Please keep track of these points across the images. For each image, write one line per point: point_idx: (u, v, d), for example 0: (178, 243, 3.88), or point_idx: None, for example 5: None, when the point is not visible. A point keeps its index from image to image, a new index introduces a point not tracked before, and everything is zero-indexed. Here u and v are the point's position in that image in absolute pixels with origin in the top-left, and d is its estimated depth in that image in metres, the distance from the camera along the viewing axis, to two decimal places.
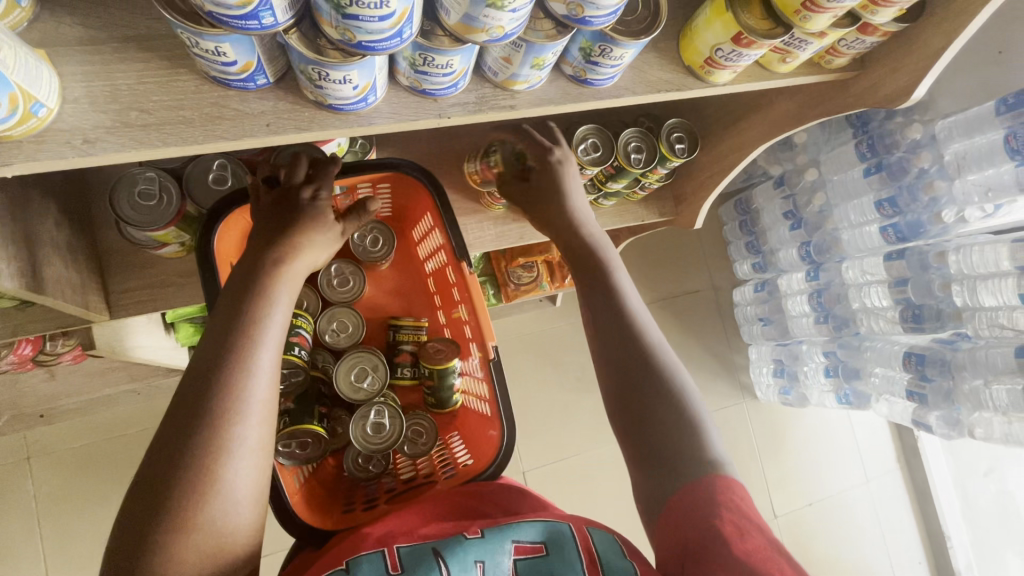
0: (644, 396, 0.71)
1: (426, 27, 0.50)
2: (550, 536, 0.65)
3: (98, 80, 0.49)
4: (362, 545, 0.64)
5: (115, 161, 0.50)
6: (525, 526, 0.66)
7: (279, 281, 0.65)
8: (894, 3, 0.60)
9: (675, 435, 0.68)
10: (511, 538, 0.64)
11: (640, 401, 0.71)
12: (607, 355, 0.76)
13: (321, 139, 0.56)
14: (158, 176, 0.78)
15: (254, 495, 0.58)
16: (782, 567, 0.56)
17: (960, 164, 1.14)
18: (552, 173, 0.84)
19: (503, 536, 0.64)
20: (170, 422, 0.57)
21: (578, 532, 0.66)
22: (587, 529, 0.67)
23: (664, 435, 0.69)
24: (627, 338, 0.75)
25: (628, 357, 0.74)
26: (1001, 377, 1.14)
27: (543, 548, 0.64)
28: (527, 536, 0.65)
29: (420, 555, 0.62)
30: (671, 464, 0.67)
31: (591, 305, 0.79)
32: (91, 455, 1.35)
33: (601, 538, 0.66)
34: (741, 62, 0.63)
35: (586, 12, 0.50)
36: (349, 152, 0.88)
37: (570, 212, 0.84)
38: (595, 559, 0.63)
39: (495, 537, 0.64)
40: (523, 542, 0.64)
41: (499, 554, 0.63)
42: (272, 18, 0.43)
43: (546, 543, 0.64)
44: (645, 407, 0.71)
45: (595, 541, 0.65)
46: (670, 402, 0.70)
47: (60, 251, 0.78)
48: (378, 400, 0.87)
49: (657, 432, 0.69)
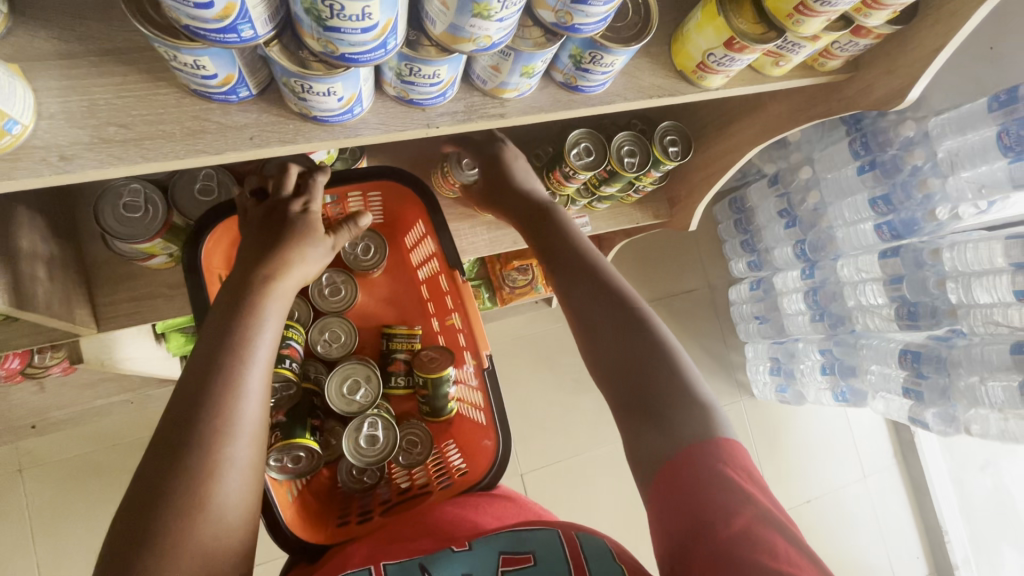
0: (621, 348, 0.72)
1: (412, 37, 0.48)
2: (538, 544, 0.64)
3: (74, 94, 0.47)
4: (348, 563, 0.65)
5: (94, 178, 0.49)
6: (512, 540, 0.65)
7: (269, 298, 0.64)
8: (887, 6, 0.60)
9: (658, 380, 0.69)
10: (498, 549, 0.64)
11: (619, 352, 0.72)
12: (580, 315, 0.77)
13: (307, 151, 0.55)
14: (142, 188, 0.76)
15: (245, 516, 0.57)
16: (773, 539, 0.55)
17: (953, 161, 1.13)
18: (498, 163, 0.90)
19: (490, 549, 0.64)
20: (156, 447, 0.56)
21: (565, 537, 0.65)
22: (576, 534, 0.66)
23: (646, 384, 0.69)
24: (597, 293, 0.77)
25: (598, 314, 0.76)
26: (996, 374, 1.14)
27: (531, 558, 0.62)
28: (515, 546, 0.64)
29: (406, 570, 0.62)
30: (656, 411, 0.67)
31: (560, 271, 0.82)
32: (84, 465, 1.33)
33: (591, 543, 0.64)
34: (734, 67, 0.62)
35: (575, 19, 0.49)
36: (339, 160, 0.86)
37: (524, 191, 0.90)
38: (584, 563, 0.61)
39: (483, 550, 0.64)
40: (509, 553, 0.63)
41: (486, 566, 0.62)
42: (251, 30, 0.41)
43: (534, 552, 0.63)
44: (625, 358, 0.72)
45: (584, 545, 0.64)
46: (649, 348, 0.72)
47: (44, 265, 0.77)
48: (371, 412, 0.86)
49: (641, 382, 0.70)
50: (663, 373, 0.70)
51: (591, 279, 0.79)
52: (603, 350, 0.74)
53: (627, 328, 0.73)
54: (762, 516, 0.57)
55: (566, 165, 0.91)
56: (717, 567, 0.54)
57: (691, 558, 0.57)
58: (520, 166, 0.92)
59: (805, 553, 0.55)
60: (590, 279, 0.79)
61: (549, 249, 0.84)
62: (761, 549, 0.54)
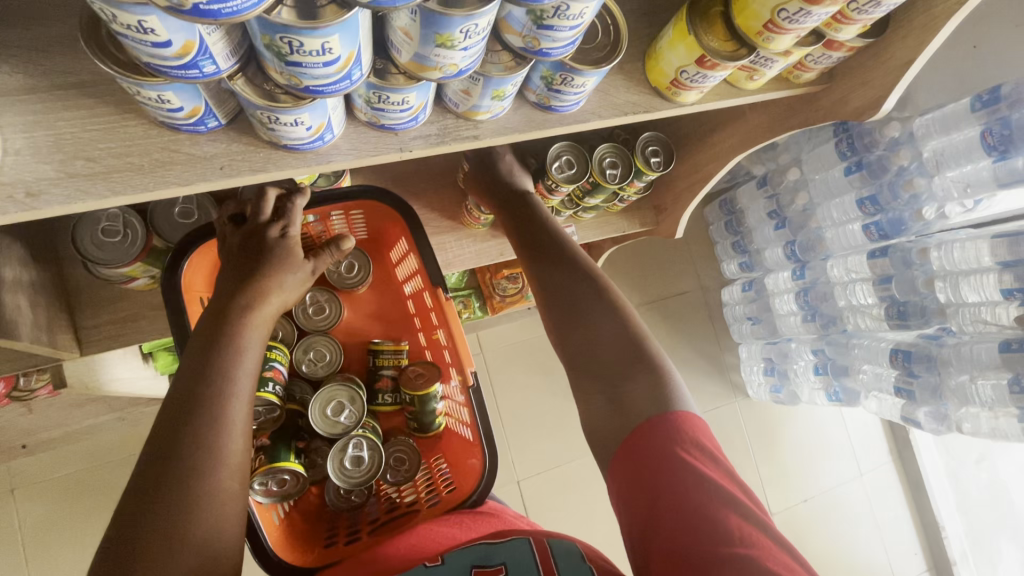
0: (591, 332, 0.75)
1: (380, 65, 0.49)
2: (509, 556, 0.63)
3: (40, 129, 0.47)
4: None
5: (62, 213, 0.48)
6: (486, 552, 0.64)
7: (249, 328, 0.64)
8: (857, 20, 0.60)
9: (623, 363, 0.72)
10: (471, 563, 0.63)
11: (587, 335, 0.75)
12: (553, 303, 0.80)
13: (279, 178, 0.55)
14: (121, 213, 0.76)
15: (231, 552, 0.56)
16: (727, 517, 0.55)
17: (938, 161, 1.13)
18: (500, 163, 0.93)
19: (463, 563, 0.64)
20: (135, 483, 0.55)
21: (536, 545, 0.65)
22: (548, 541, 0.66)
23: (612, 365, 0.72)
24: (575, 284, 0.79)
25: (572, 302, 0.78)
26: (986, 373, 1.14)
27: (502, 569, 0.62)
28: (485, 559, 0.63)
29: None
30: (612, 382, 0.70)
31: (539, 261, 0.84)
32: (75, 484, 1.32)
33: (562, 547, 0.64)
34: (707, 83, 0.62)
35: (543, 44, 0.49)
36: (321, 177, 0.81)
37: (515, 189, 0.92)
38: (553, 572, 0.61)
39: (455, 563, 0.64)
40: (482, 566, 0.63)
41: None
42: (213, 65, 0.41)
43: (506, 564, 0.62)
44: (595, 343, 0.74)
45: (554, 552, 0.64)
46: (619, 332, 0.74)
47: (25, 292, 0.76)
48: (356, 433, 0.86)
49: (606, 364, 0.72)
50: (630, 357, 0.72)
51: (572, 270, 0.81)
52: (572, 335, 0.76)
53: (602, 318, 0.76)
54: (713, 491, 0.57)
55: (549, 178, 0.92)
56: (673, 545, 0.55)
57: (649, 538, 0.57)
58: (514, 166, 0.94)
59: (760, 528, 0.55)
60: (568, 271, 0.81)
61: (528, 240, 0.87)
62: (715, 529, 0.54)
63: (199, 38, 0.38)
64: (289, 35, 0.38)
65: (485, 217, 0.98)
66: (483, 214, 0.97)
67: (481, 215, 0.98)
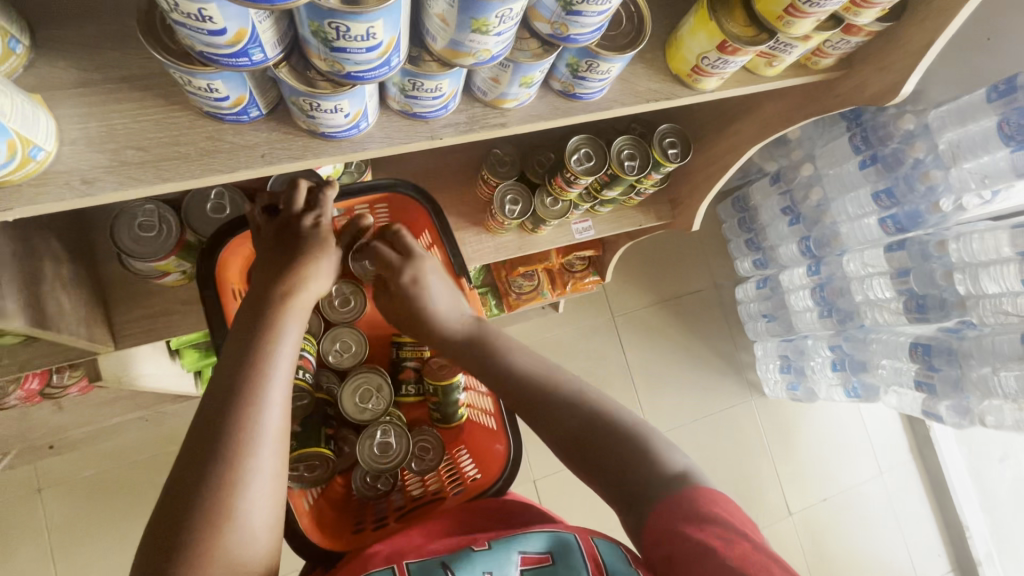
0: (545, 413, 0.70)
1: (414, 53, 0.51)
2: (556, 544, 0.64)
3: (93, 120, 0.49)
4: (370, 563, 0.65)
5: (113, 200, 0.50)
6: (530, 536, 0.65)
7: (289, 312, 0.66)
8: (875, 4, 0.61)
9: (586, 428, 0.67)
10: (518, 549, 0.64)
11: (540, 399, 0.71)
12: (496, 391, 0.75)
13: (318, 166, 0.57)
14: (157, 208, 0.79)
15: (268, 525, 0.57)
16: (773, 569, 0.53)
17: (955, 152, 1.14)
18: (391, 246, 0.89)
19: (510, 547, 0.64)
20: (185, 456, 0.57)
21: (583, 540, 0.65)
22: (594, 539, 0.66)
23: (576, 444, 0.67)
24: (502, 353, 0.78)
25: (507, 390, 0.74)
26: (1009, 364, 1.12)
27: (549, 557, 0.63)
28: (534, 547, 0.64)
29: (429, 570, 0.62)
30: (587, 442, 0.67)
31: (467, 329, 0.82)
32: (103, 485, 1.34)
33: (608, 548, 0.64)
34: (727, 69, 0.63)
35: (571, 30, 0.51)
36: (344, 174, 0.88)
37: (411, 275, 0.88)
38: (601, 566, 0.62)
39: (502, 548, 0.64)
40: (529, 552, 0.63)
41: (506, 565, 0.62)
42: (262, 54, 0.43)
43: (552, 553, 0.63)
44: (546, 422, 0.70)
45: (603, 554, 0.63)
46: (558, 405, 0.70)
47: (64, 286, 0.79)
48: (384, 420, 0.88)
49: (571, 442, 0.67)
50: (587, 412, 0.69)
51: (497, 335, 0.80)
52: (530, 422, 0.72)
53: (535, 396, 0.71)
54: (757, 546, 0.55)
55: (568, 171, 0.92)
56: None
57: None
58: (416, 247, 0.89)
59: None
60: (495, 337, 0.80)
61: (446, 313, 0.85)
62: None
63: (251, 26, 0.41)
64: (336, 20, 0.40)
65: (510, 223, 1.00)
66: (508, 219, 0.99)
67: (505, 220, 1.00)
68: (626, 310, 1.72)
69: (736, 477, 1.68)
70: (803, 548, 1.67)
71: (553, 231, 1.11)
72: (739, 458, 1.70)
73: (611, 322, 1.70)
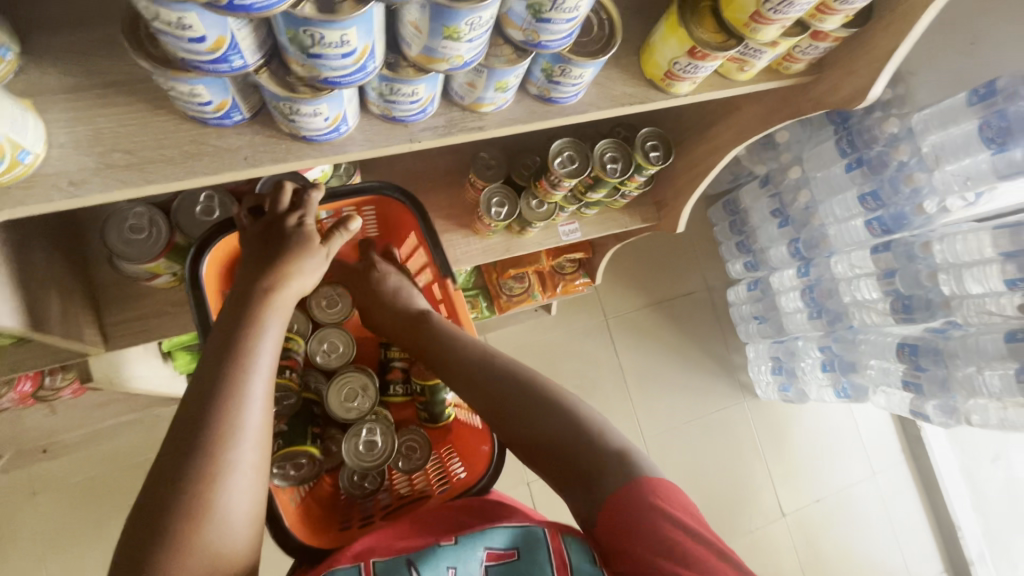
0: (524, 423, 0.70)
1: (391, 60, 0.53)
2: (523, 539, 0.65)
3: (81, 124, 0.51)
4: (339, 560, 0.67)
5: (100, 201, 0.52)
6: (497, 532, 0.66)
7: (271, 310, 0.67)
8: (839, 11, 0.63)
9: (564, 440, 0.67)
10: (484, 545, 0.65)
11: (519, 413, 0.71)
12: (483, 405, 0.74)
13: (299, 168, 0.58)
14: (147, 211, 0.81)
15: (248, 518, 0.59)
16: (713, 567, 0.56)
17: (938, 155, 1.16)
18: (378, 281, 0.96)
19: (476, 543, 0.66)
20: (166, 451, 0.58)
21: (551, 536, 0.64)
22: (563, 535, 0.65)
23: (559, 455, 0.67)
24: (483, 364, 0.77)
25: (493, 403, 0.73)
26: (992, 364, 1.14)
27: (514, 552, 0.64)
28: (500, 543, 0.65)
29: (393, 568, 0.64)
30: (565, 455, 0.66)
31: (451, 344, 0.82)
32: (96, 488, 1.34)
33: (578, 549, 0.63)
34: (699, 73, 0.65)
35: (542, 37, 0.53)
36: (334, 177, 0.92)
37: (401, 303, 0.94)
38: (565, 562, 0.62)
39: (466, 544, 0.66)
40: (494, 548, 0.65)
41: (470, 561, 0.64)
42: (241, 60, 0.45)
43: (517, 548, 0.64)
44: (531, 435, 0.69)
45: (571, 554, 0.62)
46: (541, 415, 0.69)
47: (55, 287, 0.80)
48: (370, 419, 0.90)
49: (554, 452, 0.67)
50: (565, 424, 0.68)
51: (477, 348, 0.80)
52: (517, 437, 0.70)
53: (524, 407, 0.70)
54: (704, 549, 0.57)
55: (552, 174, 0.94)
56: None
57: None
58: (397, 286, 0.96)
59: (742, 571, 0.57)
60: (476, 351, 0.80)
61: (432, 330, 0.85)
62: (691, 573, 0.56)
63: (230, 34, 0.43)
64: (311, 28, 0.42)
65: (496, 225, 1.02)
66: (494, 221, 1.01)
67: (492, 222, 1.01)
68: (618, 313, 1.74)
69: (728, 478, 1.69)
70: (797, 550, 1.68)
71: (541, 233, 1.12)
72: (732, 460, 1.72)
73: (603, 324, 1.71)
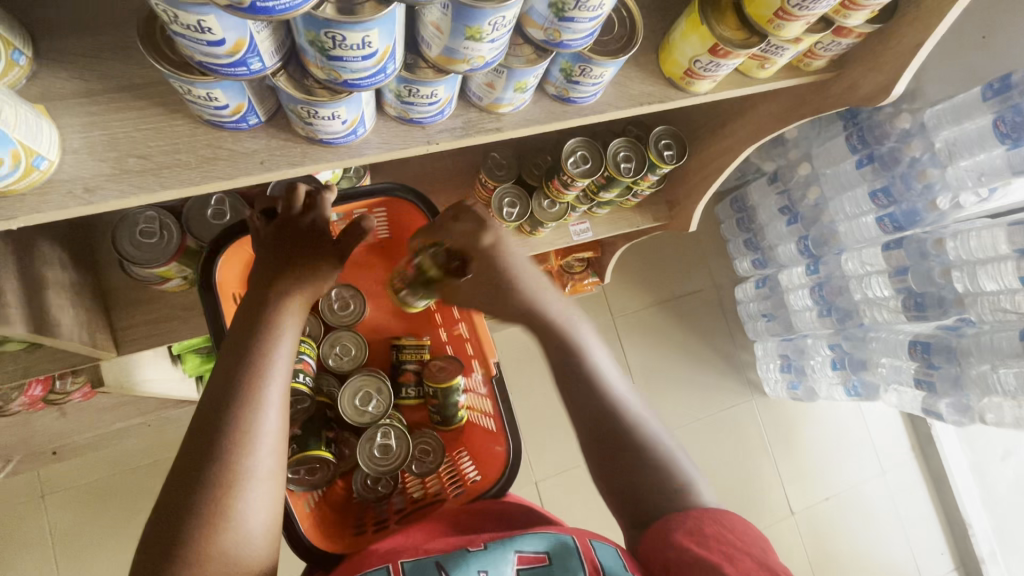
0: (620, 456, 0.69)
1: (410, 60, 0.52)
2: (553, 546, 0.64)
3: (96, 129, 0.50)
4: (366, 563, 0.66)
5: (116, 208, 0.51)
6: (528, 537, 0.65)
7: (286, 314, 0.67)
8: (865, 6, 0.62)
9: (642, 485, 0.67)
10: (514, 548, 0.64)
11: (624, 448, 0.69)
12: (585, 421, 0.71)
13: (315, 171, 0.57)
14: (158, 215, 0.80)
15: (266, 525, 0.58)
16: None
17: (952, 150, 1.15)
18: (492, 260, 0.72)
19: (506, 547, 0.64)
20: (182, 457, 0.58)
21: (581, 544, 0.65)
22: (591, 541, 0.67)
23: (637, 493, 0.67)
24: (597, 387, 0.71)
25: (601, 428, 0.70)
26: (1007, 362, 1.13)
27: (545, 557, 0.63)
28: (531, 547, 0.64)
29: (423, 569, 0.62)
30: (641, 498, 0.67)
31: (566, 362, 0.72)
32: (105, 490, 1.34)
33: (605, 551, 0.64)
34: (720, 71, 0.64)
35: (563, 36, 0.52)
36: (344, 179, 0.91)
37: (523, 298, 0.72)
38: (598, 568, 0.62)
39: (498, 548, 0.64)
40: (525, 552, 0.63)
41: (501, 564, 0.62)
42: (259, 63, 0.44)
43: (548, 553, 0.64)
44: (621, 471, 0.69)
45: (599, 555, 0.64)
46: (642, 459, 0.68)
47: (66, 292, 0.79)
48: (384, 422, 0.89)
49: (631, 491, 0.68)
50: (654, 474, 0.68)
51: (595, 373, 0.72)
52: (606, 462, 0.69)
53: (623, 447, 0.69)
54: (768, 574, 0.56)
55: (564, 174, 0.93)
56: None
57: None
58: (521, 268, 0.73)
59: None
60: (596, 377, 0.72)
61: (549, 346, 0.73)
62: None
63: (249, 36, 0.42)
64: (332, 30, 0.41)
65: (508, 225, 1.02)
66: (505, 221, 1.01)
67: (503, 222, 1.01)
68: (626, 312, 1.72)
69: (738, 478, 1.68)
70: (806, 549, 1.67)
71: (552, 233, 1.11)
72: (741, 459, 1.71)
73: (611, 323, 1.70)
